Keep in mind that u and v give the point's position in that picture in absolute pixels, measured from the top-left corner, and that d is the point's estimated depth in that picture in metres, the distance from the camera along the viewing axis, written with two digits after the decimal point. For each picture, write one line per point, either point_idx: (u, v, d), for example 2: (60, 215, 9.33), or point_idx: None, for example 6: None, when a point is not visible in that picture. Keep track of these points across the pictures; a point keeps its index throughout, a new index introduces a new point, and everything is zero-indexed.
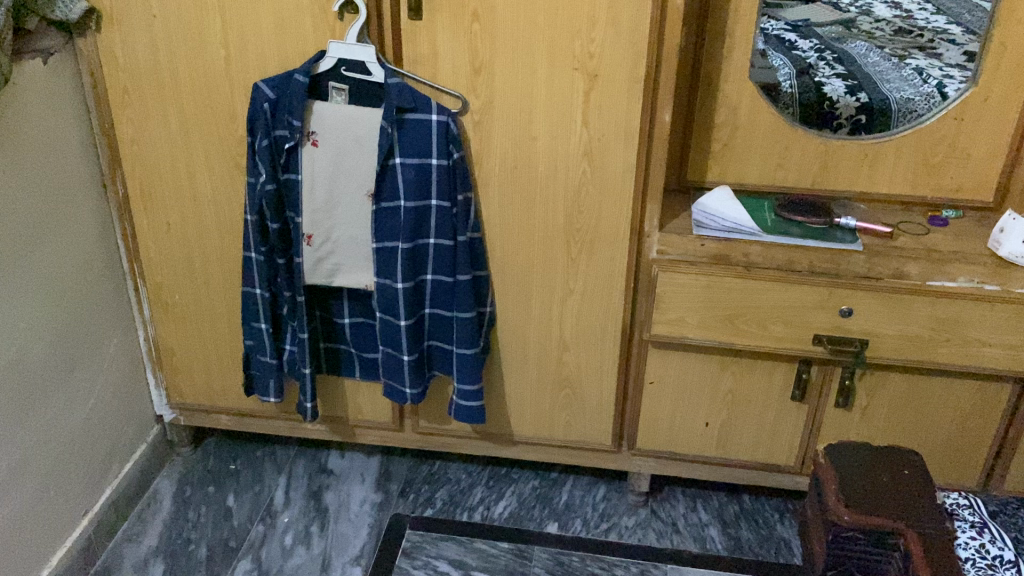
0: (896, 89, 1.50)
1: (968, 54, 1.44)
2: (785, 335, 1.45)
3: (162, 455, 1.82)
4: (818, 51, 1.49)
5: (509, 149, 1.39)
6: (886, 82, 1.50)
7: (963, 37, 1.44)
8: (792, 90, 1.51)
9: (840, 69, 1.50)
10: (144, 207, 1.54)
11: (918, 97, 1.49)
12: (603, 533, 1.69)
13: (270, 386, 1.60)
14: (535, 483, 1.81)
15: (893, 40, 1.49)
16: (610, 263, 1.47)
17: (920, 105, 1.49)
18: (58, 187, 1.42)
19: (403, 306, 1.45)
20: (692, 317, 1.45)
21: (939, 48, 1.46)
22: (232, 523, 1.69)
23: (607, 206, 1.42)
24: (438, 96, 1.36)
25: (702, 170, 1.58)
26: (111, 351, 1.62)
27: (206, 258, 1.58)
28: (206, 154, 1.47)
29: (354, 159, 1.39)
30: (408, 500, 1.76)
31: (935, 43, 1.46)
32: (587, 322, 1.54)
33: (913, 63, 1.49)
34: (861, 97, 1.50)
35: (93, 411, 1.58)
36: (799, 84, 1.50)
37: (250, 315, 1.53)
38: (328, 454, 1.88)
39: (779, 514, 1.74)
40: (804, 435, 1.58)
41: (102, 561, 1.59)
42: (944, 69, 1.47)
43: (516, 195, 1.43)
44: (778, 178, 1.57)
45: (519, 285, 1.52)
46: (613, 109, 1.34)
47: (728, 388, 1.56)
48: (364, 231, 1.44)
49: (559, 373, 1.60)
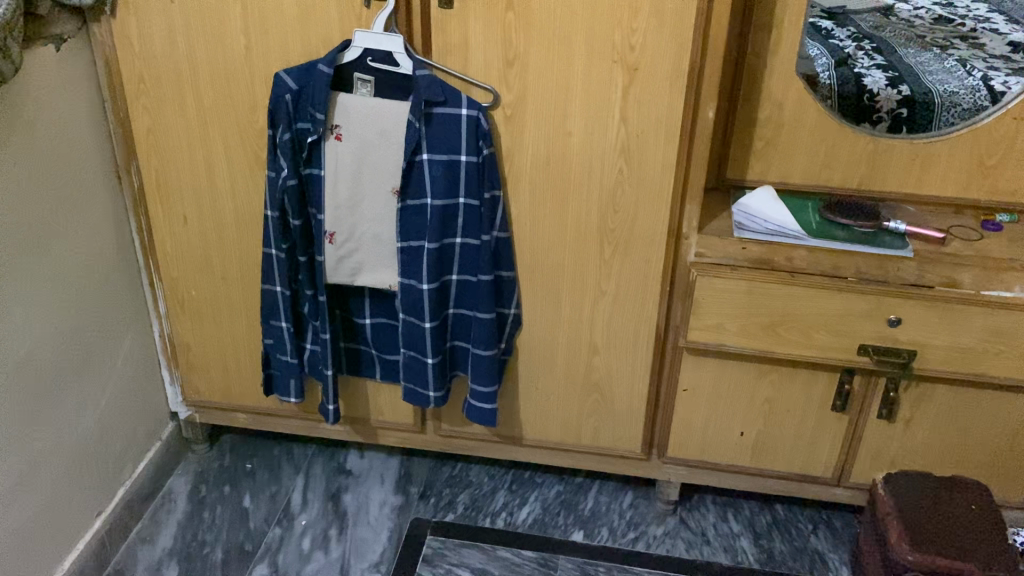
0: (939, 81, 1.43)
1: (1013, 44, 1.40)
2: (829, 344, 1.38)
3: (177, 452, 1.77)
4: (856, 40, 1.42)
5: (543, 146, 1.32)
6: (929, 73, 1.43)
7: (1007, 27, 1.41)
8: (831, 82, 1.43)
9: (879, 60, 1.44)
10: (161, 200, 1.49)
11: (963, 89, 1.42)
12: (630, 542, 1.63)
13: (292, 386, 1.55)
14: (559, 488, 1.76)
15: (933, 30, 1.44)
16: (646, 266, 1.40)
17: (965, 98, 1.42)
18: (72, 179, 1.37)
19: (428, 307, 1.38)
20: (731, 323, 1.39)
21: (981, 38, 1.43)
22: (248, 526, 1.64)
23: (645, 207, 1.35)
24: (469, 89, 1.29)
25: (742, 168, 1.50)
26: (126, 348, 1.57)
27: (223, 253, 1.52)
28: (225, 147, 1.41)
29: (380, 153, 1.32)
30: (428, 503, 1.71)
31: (978, 32, 1.43)
32: (620, 326, 1.47)
33: (955, 54, 1.44)
34: (903, 89, 1.43)
35: (107, 411, 1.53)
36: (837, 75, 1.43)
37: (269, 313, 1.48)
38: (347, 454, 1.83)
39: (812, 525, 1.67)
40: (844, 447, 1.51)
41: (115, 563, 1.54)
42: (988, 61, 1.42)
43: (549, 194, 1.36)
44: (823, 178, 1.49)
45: (549, 287, 1.45)
46: (653, 105, 1.26)
47: (765, 397, 1.49)
48: (389, 229, 1.38)
49: (588, 378, 1.54)
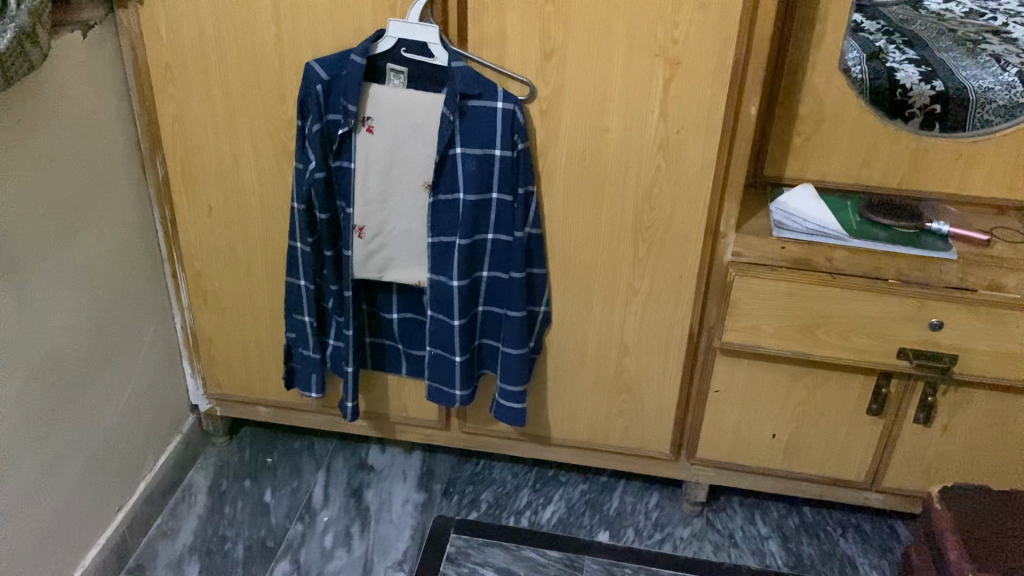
0: (973, 78, 1.37)
1: None
2: (868, 347, 1.35)
3: (198, 445, 1.75)
4: (886, 33, 1.36)
5: (579, 141, 1.29)
6: (961, 69, 1.37)
7: None
8: (863, 76, 1.39)
9: (911, 54, 1.37)
10: (185, 191, 1.46)
11: (998, 86, 1.36)
12: (657, 544, 1.61)
13: (313, 381, 1.52)
14: (584, 487, 1.73)
15: (963, 23, 1.36)
16: (681, 264, 1.37)
17: (1000, 94, 1.36)
18: (97, 168, 1.34)
19: (457, 305, 1.36)
20: (768, 324, 1.36)
21: (1014, 31, 1.34)
22: (270, 521, 1.62)
23: (681, 205, 1.32)
24: (505, 81, 1.26)
25: (780, 166, 1.47)
26: (148, 341, 1.54)
27: (249, 246, 1.49)
28: (252, 138, 1.38)
29: (413, 146, 1.29)
30: (451, 501, 1.68)
31: (1010, 27, 1.34)
32: (652, 326, 1.44)
33: (988, 49, 1.36)
34: (936, 85, 1.37)
35: (129, 404, 1.50)
36: (869, 69, 1.38)
37: (293, 307, 1.46)
38: (368, 449, 1.81)
39: (841, 529, 1.65)
40: (878, 451, 1.49)
41: (135, 558, 1.52)
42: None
43: (584, 190, 1.33)
44: (862, 177, 1.46)
45: (581, 285, 1.42)
46: (694, 101, 1.23)
47: (800, 400, 1.46)
48: (419, 224, 1.35)
49: (618, 377, 1.51)
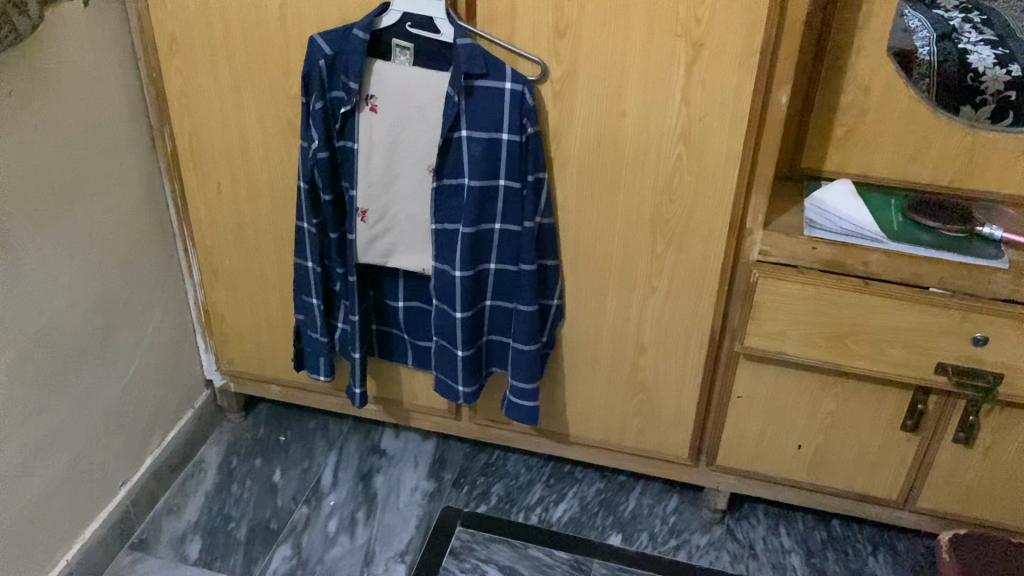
0: None
1: None
2: (903, 360, 1.24)
3: (211, 420, 1.74)
4: (963, 10, 1.24)
5: (594, 127, 1.20)
6: None
7: None
8: (931, 58, 1.25)
9: (989, 34, 1.23)
10: (194, 165, 1.43)
11: None
12: (671, 551, 1.53)
13: (321, 364, 1.47)
14: (600, 486, 1.67)
15: None
16: (702, 263, 1.28)
17: None
18: (101, 142, 1.31)
19: (460, 296, 1.29)
20: (794, 331, 1.26)
21: None
22: (276, 502, 1.60)
23: (703, 199, 1.22)
24: (516, 61, 1.18)
25: (819, 158, 1.36)
26: (157, 316, 1.52)
27: (257, 224, 1.46)
28: (258, 113, 1.34)
29: (417, 128, 1.22)
30: (461, 492, 1.64)
31: None
32: (671, 326, 1.35)
33: None
34: (1013, 69, 1.23)
35: (134, 379, 1.49)
36: (938, 50, 1.24)
37: (300, 289, 1.41)
38: (382, 433, 1.77)
39: (872, 547, 1.54)
40: (912, 469, 1.38)
41: (139, 534, 1.52)
42: None
43: (598, 180, 1.25)
44: (909, 173, 1.33)
45: (595, 279, 1.34)
46: (718, 88, 1.13)
47: (827, 411, 1.36)
48: (423, 209, 1.29)
49: (633, 377, 1.43)
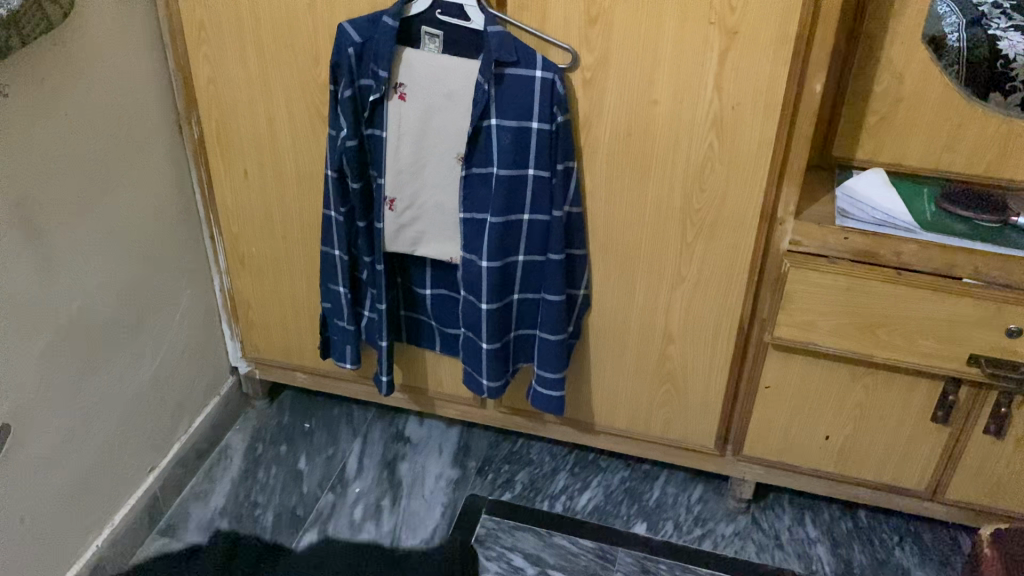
0: None
1: None
2: (936, 352, 1.23)
3: (237, 406, 1.75)
4: None
5: (625, 115, 1.19)
6: None
7: None
8: (960, 45, 1.24)
9: (1020, 19, 1.21)
10: (221, 152, 1.43)
11: None
12: (696, 540, 1.53)
13: (347, 352, 1.47)
14: (624, 475, 1.67)
15: None
16: (732, 252, 1.27)
17: None
18: (130, 130, 1.31)
19: (487, 288, 1.29)
20: (825, 321, 1.25)
21: None
22: (301, 489, 1.60)
23: (735, 187, 1.21)
24: (546, 48, 1.17)
25: (851, 146, 1.34)
26: (184, 303, 1.53)
27: (284, 212, 1.46)
28: (286, 101, 1.33)
29: (446, 116, 1.21)
30: (486, 480, 1.64)
31: None
32: (699, 315, 1.35)
33: None
34: None
35: (163, 366, 1.49)
36: (968, 37, 1.23)
37: (328, 277, 1.41)
38: (406, 420, 1.78)
39: (898, 537, 1.54)
40: (941, 461, 1.37)
41: (167, 519, 1.53)
42: None
43: (629, 168, 1.24)
44: (943, 162, 1.32)
45: (623, 267, 1.33)
46: (752, 76, 1.12)
47: (857, 401, 1.35)
48: (452, 198, 1.28)
49: (660, 366, 1.42)
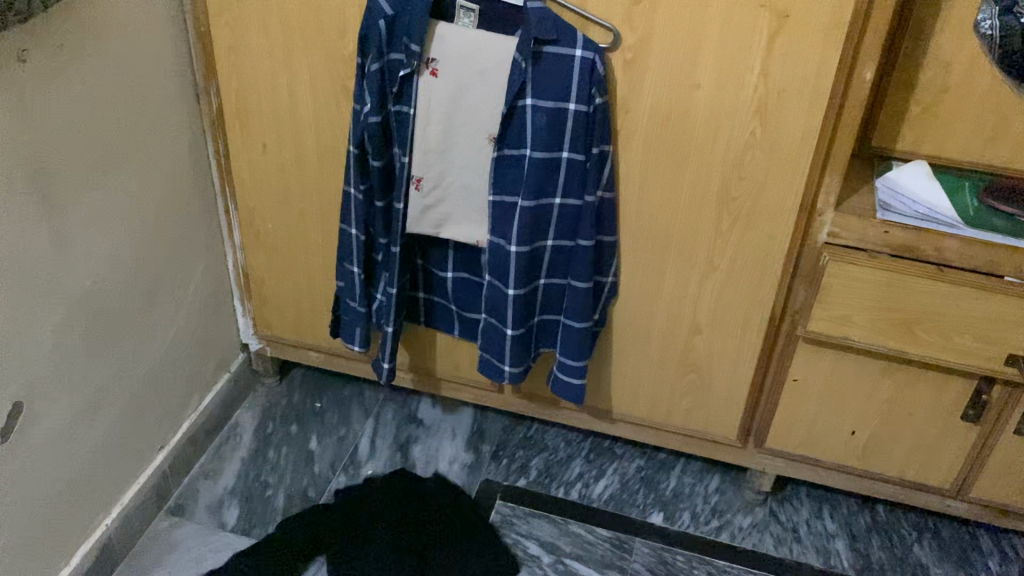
0: None
1: None
2: (972, 350, 1.20)
3: (246, 384, 1.72)
4: None
5: (665, 98, 1.15)
6: None
7: None
8: (993, 31, 1.15)
9: None
10: (240, 125, 1.38)
11: None
12: (713, 531, 1.51)
13: (356, 334, 1.43)
14: (640, 463, 1.64)
15: None
16: (768, 243, 1.23)
17: None
18: (147, 99, 1.26)
19: (514, 273, 1.25)
20: (860, 316, 1.22)
21: None
22: (313, 470, 1.57)
23: (774, 178, 1.18)
24: (586, 26, 1.13)
25: (891, 136, 1.31)
26: (197, 279, 1.49)
27: (303, 187, 1.41)
28: (309, 73, 1.28)
29: (479, 94, 1.16)
30: (501, 465, 1.61)
31: None
32: (729, 306, 1.32)
33: None
34: None
35: (175, 343, 1.46)
36: (1001, 25, 1.14)
37: (344, 256, 1.37)
38: (419, 402, 1.75)
39: (917, 534, 1.52)
40: (968, 460, 1.35)
41: (176, 498, 1.50)
42: None
43: (665, 153, 1.20)
44: (985, 155, 1.29)
45: (652, 255, 1.30)
46: (800, 61, 1.08)
47: (886, 397, 1.33)
48: (480, 179, 1.24)
49: (685, 356, 1.40)
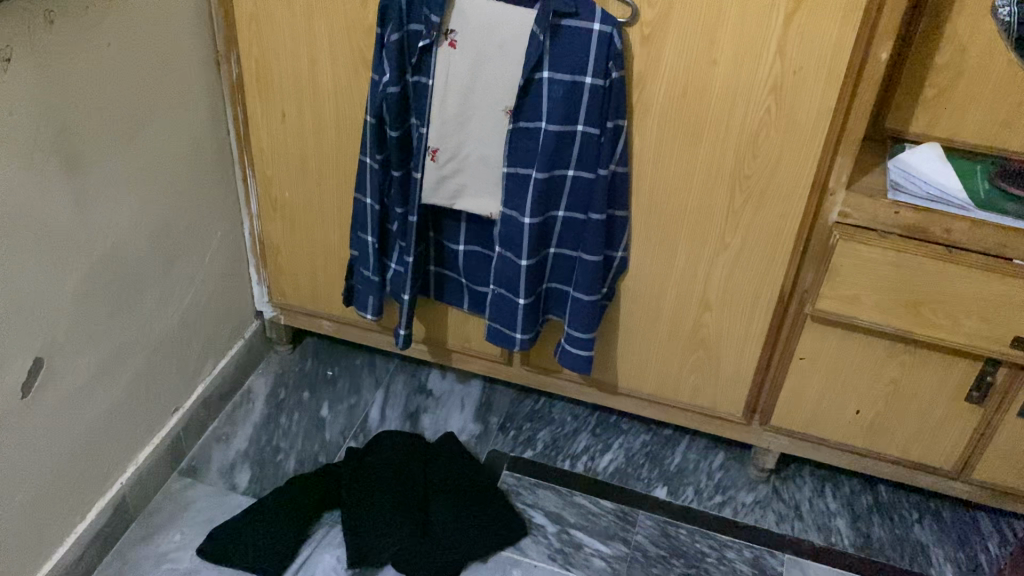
0: None
1: None
2: (978, 332, 1.22)
3: (260, 351, 1.75)
4: None
5: (681, 75, 1.16)
6: None
7: None
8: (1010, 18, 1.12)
9: None
10: (259, 93, 1.40)
11: None
12: (716, 507, 1.53)
13: (370, 303, 1.46)
14: (646, 438, 1.66)
15: None
16: (780, 221, 1.25)
17: None
18: (169, 64, 1.28)
19: (527, 244, 1.27)
20: (868, 296, 1.24)
21: None
22: (323, 436, 1.60)
23: (788, 156, 1.19)
24: (605, 1, 1.14)
25: (905, 119, 1.32)
26: (214, 245, 1.51)
27: (321, 157, 1.43)
28: (330, 43, 1.30)
29: (497, 67, 1.18)
30: (508, 437, 1.64)
31: None
32: (739, 284, 1.33)
33: None
34: None
35: (191, 308, 1.48)
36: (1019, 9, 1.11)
37: (357, 225, 1.39)
38: (429, 373, 1.77)
39: (918, 514, 1.54)
40: (972, 441, 1.36)
41: (190, 459, 1.53)
42: None
43: (679, 131, 1.21)
44: (999, 140, 1.29)
45: (664, 231, 1.31)
46: (817, 39, 1.08)
47: (891, 377, 1.34)
48: (496, 151, 1.25)
49: (694, 332, 1.41)
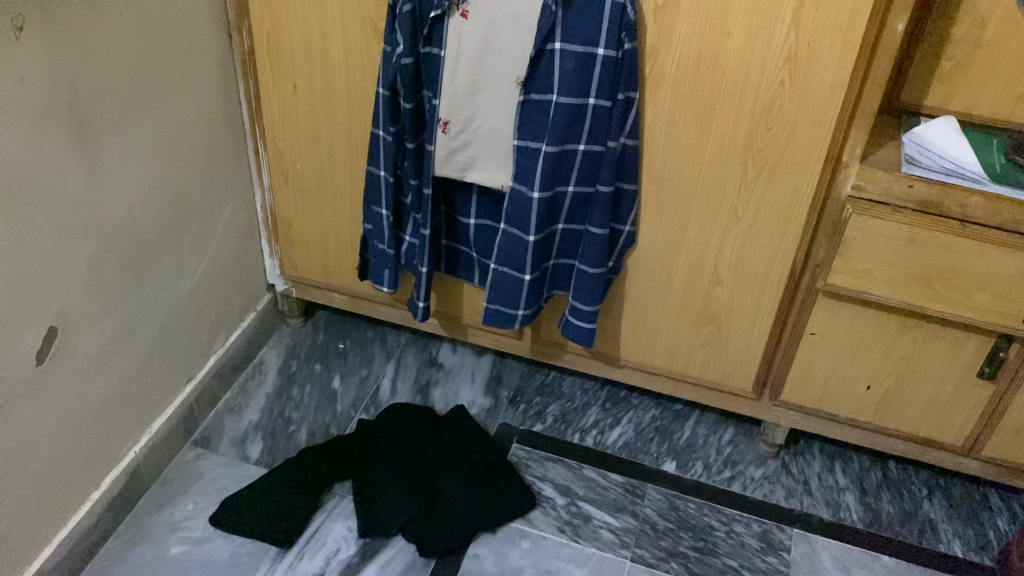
0: None
1: None
2: (991, 307, 1.21)
3: (272, 324, 1.76)
4: None
5: (695, 46, 1.16)
6: None
7: None
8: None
9: None
10: (270, 64, 1.40)
11: None
12: (725, 481, 1.54)
13: (385, 276, 1.46)
14: (655, 413, 1.67)
15: None
16: (792, 195, 1.24)
17: None
18: (180, 34, 1.28)
19: (536, 220, 1.27)
20: (881, 271, 1.23)
21: None
22: (335, 408, 1.61)
23: (802, 130, 1.18)
24: None
25: (921, 92, 1.31)
26: (226, 217, 1.51)
27: (332, 129, 1.43)
28: (341, 13, 1.29)
29: (508, 38, 1.17)
30: (518, 410, 1.64)
31: None
32: (750, 258, 1.33)
33: None
34: None
35: (203, 279, 1.49)
36: None
37: (371, 199, 1.39)
38: (440, 347, 1.78)
39: (927, 490, 1.54)
40: (982, 418, 1.36)
41: (202, 429, 1.54)
42: None
43: (692, 103, 1.20)
44: (1016, 114, 1.28)
45: (676, 205, 1.31)
46: (832, 10, 1.07)
47: (903, 353, 1.34)
48: (507, 124, 1.24)
49: (705, 307, 1.41)
